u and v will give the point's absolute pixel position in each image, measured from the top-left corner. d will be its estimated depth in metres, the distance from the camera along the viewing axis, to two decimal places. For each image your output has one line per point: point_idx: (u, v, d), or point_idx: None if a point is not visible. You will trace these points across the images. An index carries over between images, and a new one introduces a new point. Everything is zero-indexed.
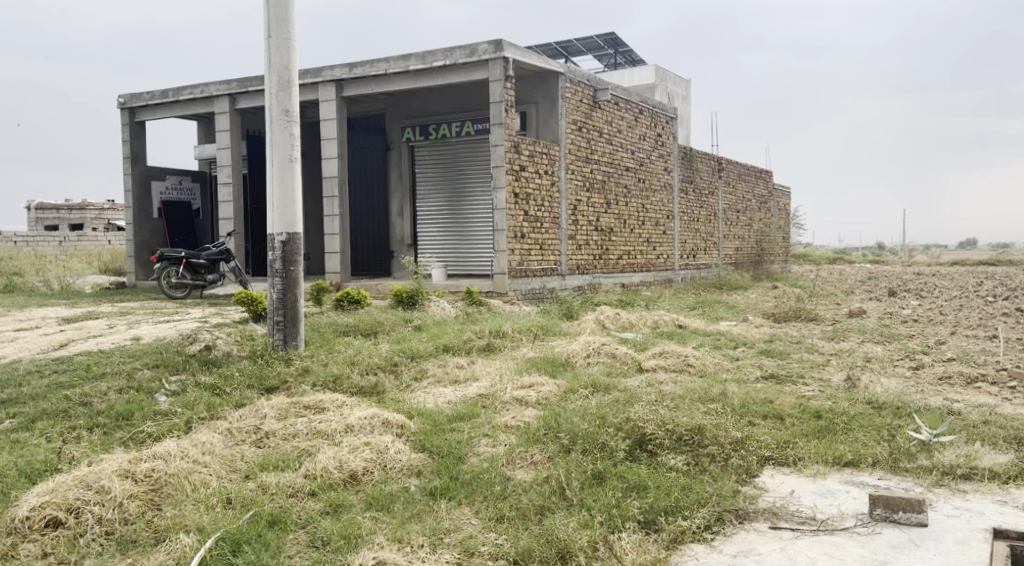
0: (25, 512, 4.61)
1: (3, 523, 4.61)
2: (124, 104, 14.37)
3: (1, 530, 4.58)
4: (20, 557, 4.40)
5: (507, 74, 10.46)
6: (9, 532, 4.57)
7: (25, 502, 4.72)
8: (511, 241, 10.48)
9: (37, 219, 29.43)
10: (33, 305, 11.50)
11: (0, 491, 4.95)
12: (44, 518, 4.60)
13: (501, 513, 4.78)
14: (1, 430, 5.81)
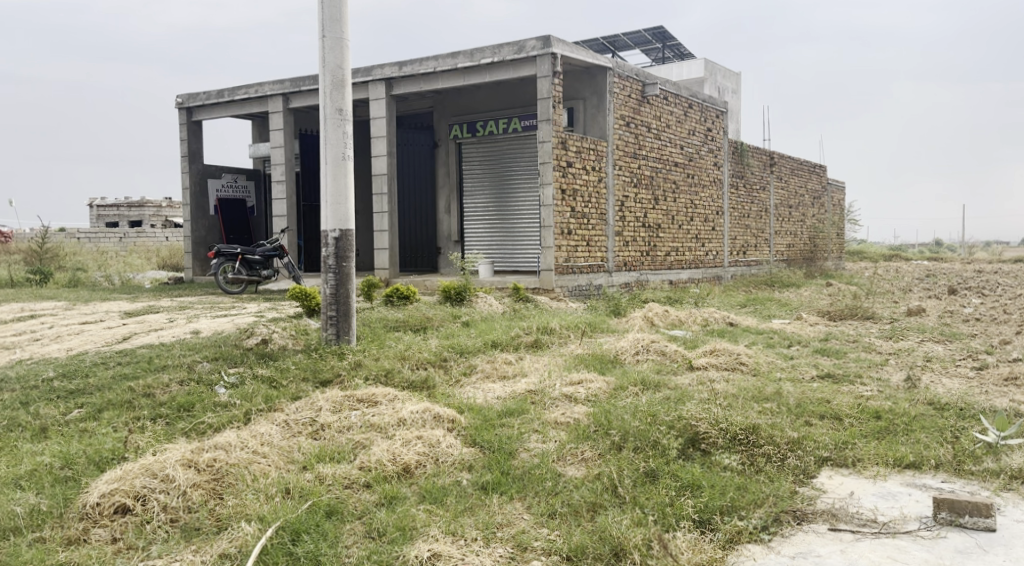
0: (95, 499, 4.75)
1: (74, 509, 4.75)
2: (182, 103, 14.67)
3: (73, 516, 4.72)
4: (91, 542, 4.52)
5: (555, 70, 10.43)
6: (79, 517, 4.70)
7: (94, 489, 4.86)
8: (558, 238, 10.47)
9: (98, 216, 30.10)
10: (96, 299, 11.82)
11: (70, 478, 5.09)
12: (113, 505, 4.73)
13: (553, 509, 4.79)
14: (69, 419, 5.99)
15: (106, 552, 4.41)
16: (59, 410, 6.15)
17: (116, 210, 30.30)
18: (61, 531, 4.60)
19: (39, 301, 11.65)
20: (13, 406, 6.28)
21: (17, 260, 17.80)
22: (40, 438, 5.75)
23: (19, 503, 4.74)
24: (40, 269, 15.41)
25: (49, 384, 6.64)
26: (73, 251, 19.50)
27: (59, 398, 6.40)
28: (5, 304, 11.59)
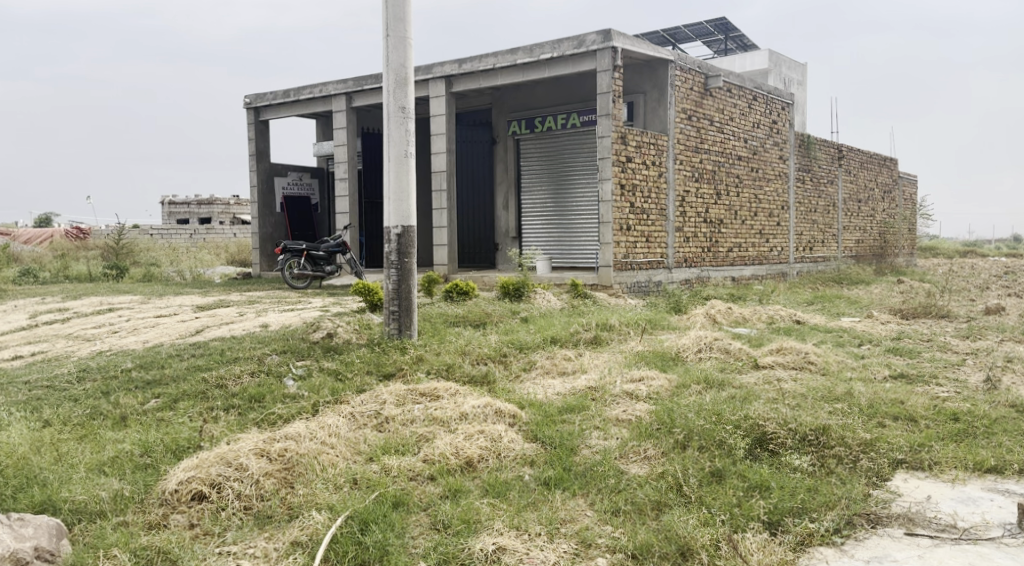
0: (174, 485, 4.85)
1: (154, 495, 4.86)
2: (250, 103, 14.96)
3: (153, 501, 4.83)
4: (170, 527, 4.62)
5: (615, 64, 10.32)
6: (160, 503, 4.81)
7: (173, 475, 4.97)
8: (616, 233, 10.39)
9: (169, 213, 30.74)
10: (170, 293, 12.12)
11: (150, 465, 5.22)
12: (190, 492, 4.82)
13: (617, 506, 4.76)
14: (147, 409, 6.13)
15: (185, 537, 4.49)
16: (137, 399, 6.31)
17: (187, 207, 30.92)
18: (142, 517, 4.70)
19: (116, 295, 11.99)
20: (94, 395, 6.46)
21: (94, 255, 18.35)
22: (121, 426, 5.90)
23: (103, 487, 4.86)
24: (117, 264, 15.86)
25: (128, 374, 6.82)
26: (147, 246, 20.03)
27: (138, 387, 6.56)
28: (83, 297, 11.93)
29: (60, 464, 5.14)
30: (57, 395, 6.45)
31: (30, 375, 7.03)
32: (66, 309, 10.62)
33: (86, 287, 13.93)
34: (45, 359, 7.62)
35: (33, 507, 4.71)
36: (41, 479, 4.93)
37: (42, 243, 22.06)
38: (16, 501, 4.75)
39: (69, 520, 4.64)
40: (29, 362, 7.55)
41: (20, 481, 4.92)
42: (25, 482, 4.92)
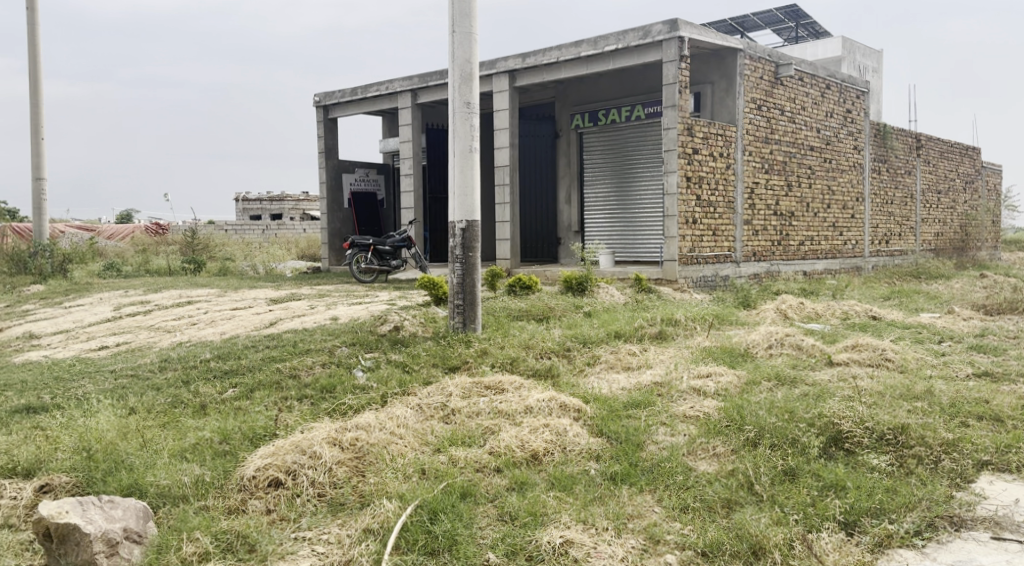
0: (251, 472, 4.94)
1: (233, 481, 4.96)
2: (319, 102, 15.25)
3: (231, 487, 4.92)
4: (249, 511, 4.71)
5: (682, 54, 10.15)
6: (238, 488, 4.90)
7: (251, 462, 5.07)
8: (682, 227, 10.25)
9: (243, 210, 31.47)
10: (244, 286, 12.38)
11: (228, 451, 5.33)
12: (267, 478, 4.91)
13: (686, 503, 4.70)
14: (226, 398, 6.27)
15: (263, 521, 4.58)
16: (215, 389, 6.46)
17: (260, 204, 31.62)
18: (222, 501, 4.80)
19: (194, 288, 12.30)
20: (175, 384, 6.62)
21: (173, 251, 18.87)
22: (201, 413, 6.04)
23: (186, 472, 4.96)
24: (194, 258, 16.29)
25: (206, 364, 6.99)
26: (221, 241, 20.54)
27: (215, 377, 6.72)
28: (163, 290, 12.27)
29: (145, 450, 5.27)
30: (140, 384, 6.64)
31: (115, 364, 7.25)
32: (147, 302, 10.94)
33: (165, 280, 14.32)
34: (130, 349, 7.85)
35: (122, 490, 4.85)
36: (128, 464, 5.06)
37: (124, 239, 22.78)
38: (105, 484, 4.90)
39: (154, 504, 4.75)
40: (114, 352, 7.79)
41: (109, 466, 5.05)
42: (114, 467, 5.06)
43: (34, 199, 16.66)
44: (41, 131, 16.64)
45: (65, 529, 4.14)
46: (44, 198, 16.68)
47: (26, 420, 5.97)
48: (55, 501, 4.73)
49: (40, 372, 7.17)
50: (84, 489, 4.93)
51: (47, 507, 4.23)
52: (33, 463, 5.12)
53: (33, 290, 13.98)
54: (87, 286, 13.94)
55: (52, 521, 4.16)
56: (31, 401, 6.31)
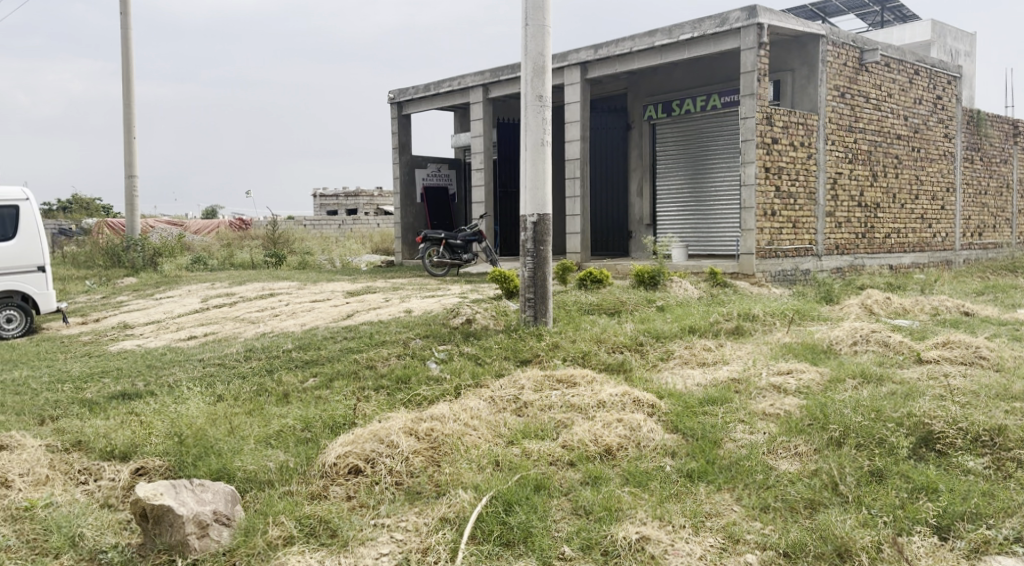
0: (332, 459, 5.00)
1: (314, 467, 5.02)
2: (394, 99, 15.47)
3: (313, 473, 4.98)
4: (330, 497, 4.76)
5: (761, 41, 9.91)
6: (320, 475, 4.96)
7: (331, 450, 5.13)
8: (760, 219, 10.02)
9: (320, 205, 32.03)
10: (322, 279, 12.57)
11: (309, 438, 5.41)
12: (347, 465, 4.96)
13: (767, 502, 4.58)
14: (307, 387, 6.36)
15: (343, 508, 4.62)
16: (297, 377, 6.57)
17: (335, 199, 32.15)
18: (305, 487, 4.86)
19: (275, 281, 12.53)
20: (259, 372, 6.76)
21: (255, 244, 19.31)
22: (284, 402, 6.14)
23: (271, 458, 5.06)
24: (275, 252, 16.65)
25: (289, 355, 7.11)
26: (300, 236, 20.93)
27: (296, 367, 6.84)
28: (247, 282, 12.54)
29: (233, 436, 5.36)
30: (227, 372, 6.79)
31: (203, 353, 7.42)
32: (233, 294, 11.19)
33: (249, 273, 14.65)
34: (217, 339, 8.03)
35: (211, 474, 4.95)
36: (217, 449, 5.16)
37: (210, 233, 23.38)
38: (195, 468, 5.00)
39: (241, 488, 4.85)
40: (202, 341, 7.98)
41: (199, 451, 5.15)
42: (204, 451, 5.15)
43: (126, 196, 17.18)
44: (134, 129, 17.14)
45: (160, 510, 4.22)
46: (136, 194, 17.18)
47: (122, 405, 6.16)
48: (150, 482, 4.83)
49: (134, 360, 7.39)
50: (176, 473, 5.03)
51: (143, 488, 4.32)
52: (129, 447, 5.26)
53: (127, 282, 14.44)
54: (175, 278, 14.33)
55: (147, 502, 4.23)
56: (126, 387, 6.50)
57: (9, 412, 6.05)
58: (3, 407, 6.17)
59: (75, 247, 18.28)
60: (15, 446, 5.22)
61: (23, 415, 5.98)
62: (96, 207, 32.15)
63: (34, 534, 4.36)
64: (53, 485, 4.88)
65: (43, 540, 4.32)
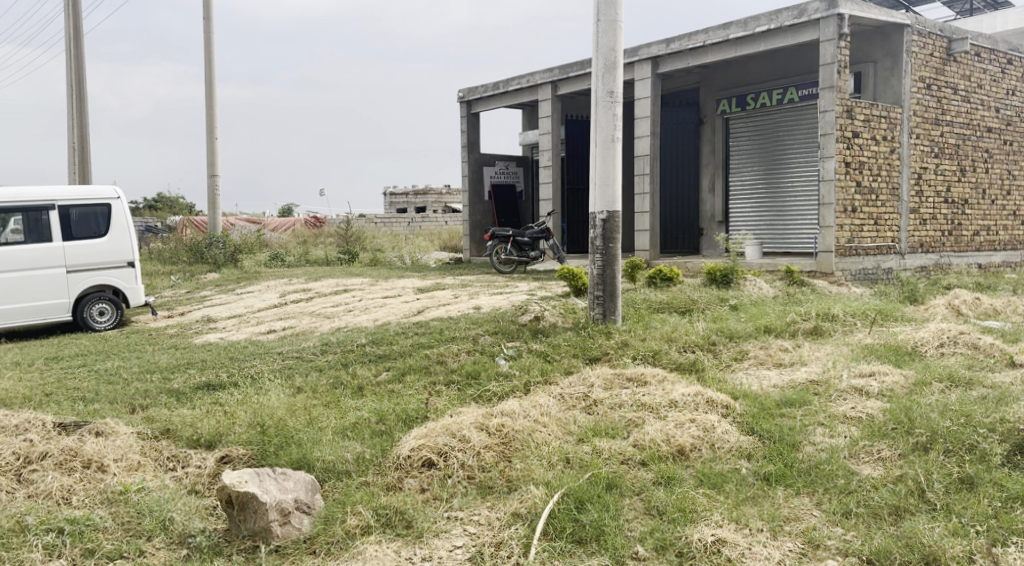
0: (406, 451, 5.02)
1: (388, 459, 5.05)
2: (463, 98, 15.55)
3: (387, 465, 5.02)
4: (405, 489, 4.78)
5: (841, 32, 9.62)
6: (394, 467, 4.99)
7: (405, 443, 5.15)
8: (840, 216, 9.75)
9: (390, 203, 32.46)
10: (394, 276, 12.69)
11: (382, 431, 5.44)
12: (421, 458, 4.97)
13: (848, 508, 4.43)
14: (380, 380, 6.42)
15: (418, 499, 4.63)
16: (371, 371, 6.63)
17: (405, 198, 32.50)
18: (381, 478, 4.90)
19: (349, 277, 12.69)
20: (335, 366, 6.84)
21: (329, 242, 19.64)
22: (358, 395, 6.20)
23: (348, 449, 5.11)
24: (349, 249, 16.89)
25: (363, 349, 7.19)
26: (372, 233, 21.21)
27: (370, 361, 6.90)
28: (322, 278, 12.73)
29: (311, 427, 5.43)
30: (305, 365, 6.89)
31: (283, 346, 7.54)
32: (310, 289, 11.38)
33: (324, 270, 14.87)
34: (294, 333, 8.17)
35: (292, 463, 5.03)
36: (297, 439, 5.25)
37: (286, 231, 23.84)
38: (277, 458, 5.09)
39: (320, 478, 4.90)
40: (281, 335, 8.13)
41: (280, 441, 5.24)
42: (284, 441, 5.25)
43: (208, 194, 17.62)
44: (216, 131, 17.56)
45: (244, 497, 4.28)
46: (218, 193, 17.61)
47: (207, 395, 6.30)
48: (235, 470, 4.93)
49: (218, 352, 7.56)
50: (259, 461, 5.12)
51: (229, 476, 4.38)
52: (214, 436, 5.37)
53: (210, 277, 14.82)
54: (255, 274, 14.62)
55: (233, 489, 4.30)
56: (210, 378, 6.65)
57: (102, 400, 6.24)
58: (96, 396, 6.37)
59: (160, 243, 18.85)
60: (109, 432, 5.37)
61: (115, 404, 6.16)
62: (181, 207, 33.27)
63: (128, 516, 4.46)
64: (144, 470, 4.99)
65: (137, 522, 4.41)
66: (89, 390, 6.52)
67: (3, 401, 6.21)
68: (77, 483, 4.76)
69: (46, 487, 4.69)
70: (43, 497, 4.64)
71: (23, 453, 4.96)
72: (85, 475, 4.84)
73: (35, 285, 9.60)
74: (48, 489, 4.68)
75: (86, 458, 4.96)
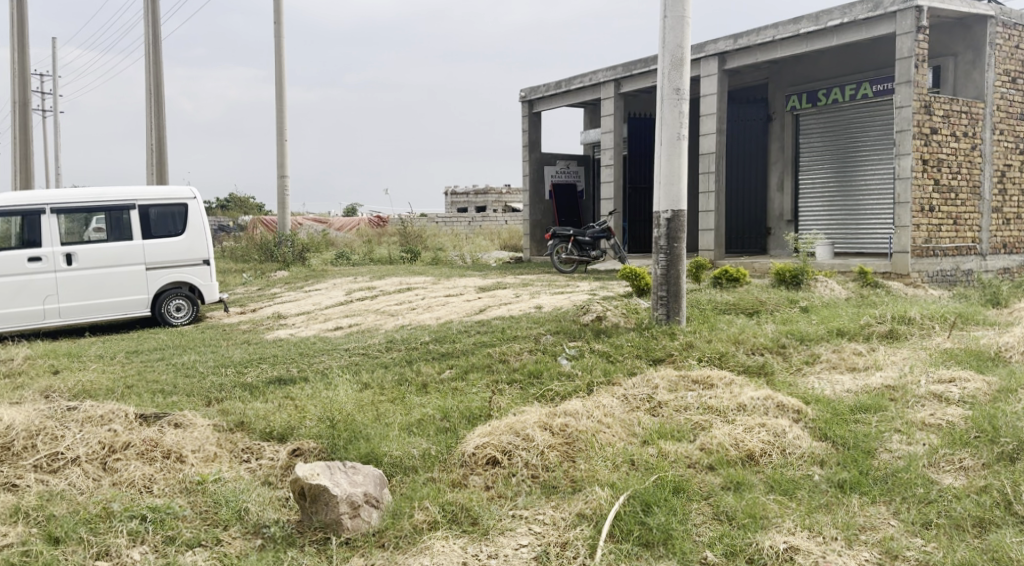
0: (471, 449, 5.00)
1: (453, 457, 5.03)
2: (525, 97, 15.56)
3: (452, 462, 5.00)
4: (469, 486, 4.76)
5: (919, 25, 9.31)
6: (459, 464, 4.98)
7: (470, 441, 5.13)
8: (916, 215, 9.44)
9: (450, 203, 32.60)
10: (457, 275, 12.72)
11: (447, 428, 5.43)
12: (485, 456, 4.95)
13: (928, 518, 4.27)
14: (444, 378, 6.41)
15: (483, 497, 4.61)
16: (434, 368, 6.64)
17: (466, 197, 32.62)
18: (446, 475, 4.88)
19: (413, 276, 12.75)
20: (400, 363, 6.87)
21: (392, 241, 19.81)
22: (422, 392, 6.20)
23: (415, 445, 5.11)
24: (412, 248, 17.01)
25: (426, 346, 7.21)
26: (434, 232, 21.33)
27: (434, 359, 6.91)
28: (387, 277, 12.83)
29: (378, 422, 5.45)
30: (371, 362, 6.93)
31: (349, 343, 7.61)
32: (374, 287, 11.47)
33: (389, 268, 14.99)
34: (361, 330, 8.23)
35: (360, 457, 5.04)
36: (365, 434, 5.26)
37: (350, 230, 24.13)
38: (346, 451, 5.11)
39: (388, 473, 4.92)
40: (348, 332, 8.20)
41: (349, 435, 5.27)
42: (353, 436, 5.27)
43: (278, 195, 17.92)
44: (286, 132, 17.84)
45: (317, 489, 4.31)
46: (287, 193, 17.90)
47: (279, 389, 6.38)
48: (307, 463, 4.97)
49: (288, 348, 7.66)
50: (329, 454, 5.16)
51: (302, 468, 4.42)
52: (286, 429, 5.43)
53: (279, 275, 15.06)
54: (322, 273, 14.82)
55: (305, 481, 4.33)
56: (282, 373, 6.74)
57: (180, 393, 6.37)
58: (174, 389, 6.50)
59: (232, 242, 19.24)
60: (187, 424, 5.47)
61: (192, 396, 6.28)
62: (251, 207, 34.02)
63: (206, 506, 4.52)
64: (221, 461, 5.07)
65: (214, 512, 4.47)
66: (167, 383, 6.66)
67: (86, 392, 6.39)
68: (158, 472, 4.86)
69: (129, 475, 4.79)
70: (126, 485, 4.74)
71: (107, 443, 5.07)
72: (165, 465, 4.93)
73: (116, 281, 9.85)
74: (131, 477, 4.79)
75: (165, 449, 5.06)
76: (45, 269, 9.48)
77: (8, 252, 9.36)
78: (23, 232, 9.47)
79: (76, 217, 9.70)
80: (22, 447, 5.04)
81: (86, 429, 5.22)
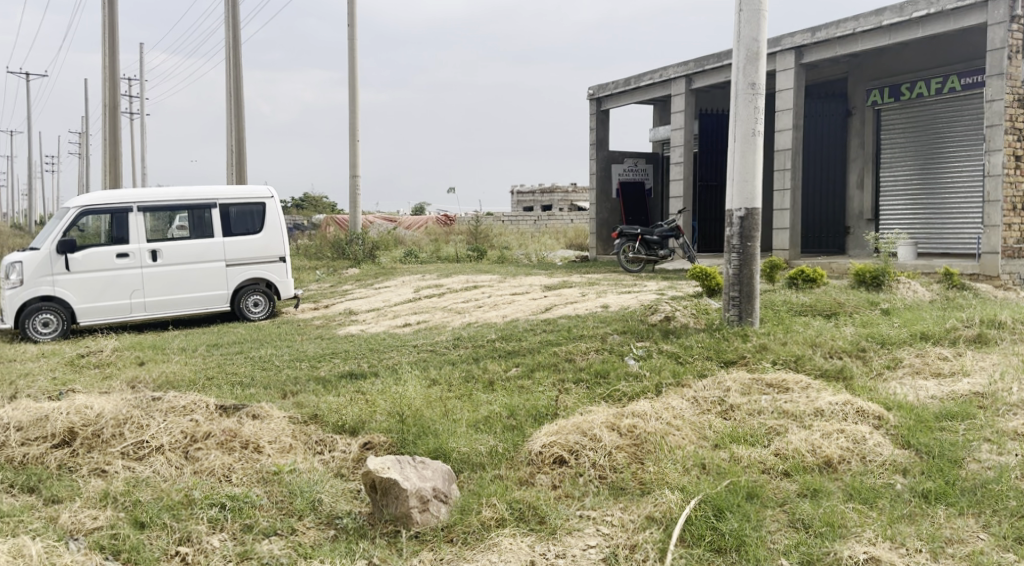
0: (538, 447, 4.91)
1: (520, 455, 4.95)
2: (593, 94, 15.44)
3: (519, 460, 4.91)
4: (537, 485, 4.66)
5: (1012, 14, 8.87)
6: (526, 462, 4.89)
7: (537, 439, 5.03)
8: (1007, 214, 9.01)
9: (517, 202, 32.57)
10: (525, 274, 12.65)
11: (514, 426, 5.35)
12: (552, 455, 4.85)
13: (1021, 533, 4.02)
14: (510, 376, 6.34)
15: (551, 496, 4.51)
16: (501, 366, 6.57)
17: (532, 195, 32.54)
18: (514, 472, 4.81)
19: (480, 274, 12.73)
20: (466, 360, 6.82)
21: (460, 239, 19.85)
22: (489, 389, 6.13)
23: (481, 442, 5.05)
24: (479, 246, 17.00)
25: (493, 344, 7.14)
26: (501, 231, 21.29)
27: (500, 356, 6.84)
28: (455, 275, 12.83)
29: (446, 418, 5.40)
30: (439, 358, 6.90)
31: (418, 339, 7.60)
32: (442, 285, 11.47)
33: (457, 266, 14.99)
34: (429, 327, 8.22)
35: (428, 453, 5.01)
36: (433, 430, 5.21)
37: (419, 229, 24.29)
38: (415, 446, 5.08)
39: (455, 469, 4.86)
40: (417, 329, 8.19)
41: (418, 430, 5.23)
42: (421, 431, 5.23)
43: (350, 194, 18.11)
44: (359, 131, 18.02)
45: (387, 482, 4.27)
46: (359, 192, 18.08)
47: (349, 384, 6.39)
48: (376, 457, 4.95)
49: (358, 344, 7.68)
50: (399, 449, 5.14)
51: (373, 461, 4.39)
52: (357, 423, 5.42)
53: (351, 273, 15.20)
54: (392, 270, 14.92)
55: (376, 475, 4.29)
56: (353, 367, 6.76)
57: (256, 385, 6.43)
58: (251, 381, 6.57)
59: (306, 241, 19.54)
60: (264, 416, 5.51)
61: (268, 389, 6.34)
62: (324, 207, 34.64)
63: (281, 496, 4.53)
64: (295, 452, 5.08)
65: (289, 501, 4.47)
66: (244, 375, 6.75)
67: (169, 383, 6.50)
68: (236, 462, 4.89)
69: (209, 464, 4.83)
70: (206, 473, 4.78)
71: (189, 432, 5.14)
72: (243, 455, 4.96)
73: (196, 275, 10.03)
74: (211, 466, 4.83)
75: (244, 439, 5.09)
76: (131, 265, 9.67)
77: (96, 249, 9.55)
78: (111, 229, 9.65)
79: (160, 216, 9.88)
80: (111, 434, 5.13)
81: (170, 419, 5.28)
